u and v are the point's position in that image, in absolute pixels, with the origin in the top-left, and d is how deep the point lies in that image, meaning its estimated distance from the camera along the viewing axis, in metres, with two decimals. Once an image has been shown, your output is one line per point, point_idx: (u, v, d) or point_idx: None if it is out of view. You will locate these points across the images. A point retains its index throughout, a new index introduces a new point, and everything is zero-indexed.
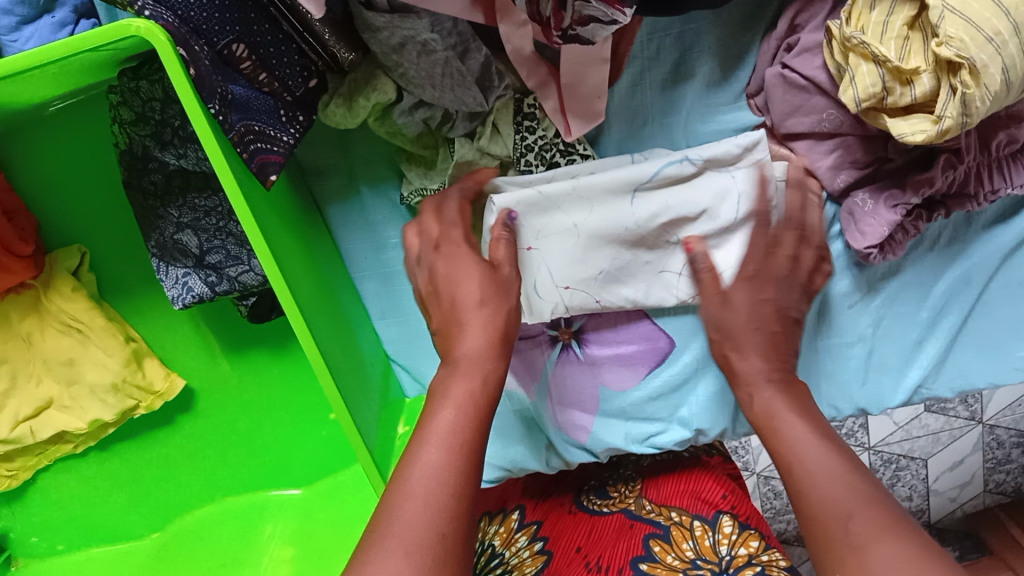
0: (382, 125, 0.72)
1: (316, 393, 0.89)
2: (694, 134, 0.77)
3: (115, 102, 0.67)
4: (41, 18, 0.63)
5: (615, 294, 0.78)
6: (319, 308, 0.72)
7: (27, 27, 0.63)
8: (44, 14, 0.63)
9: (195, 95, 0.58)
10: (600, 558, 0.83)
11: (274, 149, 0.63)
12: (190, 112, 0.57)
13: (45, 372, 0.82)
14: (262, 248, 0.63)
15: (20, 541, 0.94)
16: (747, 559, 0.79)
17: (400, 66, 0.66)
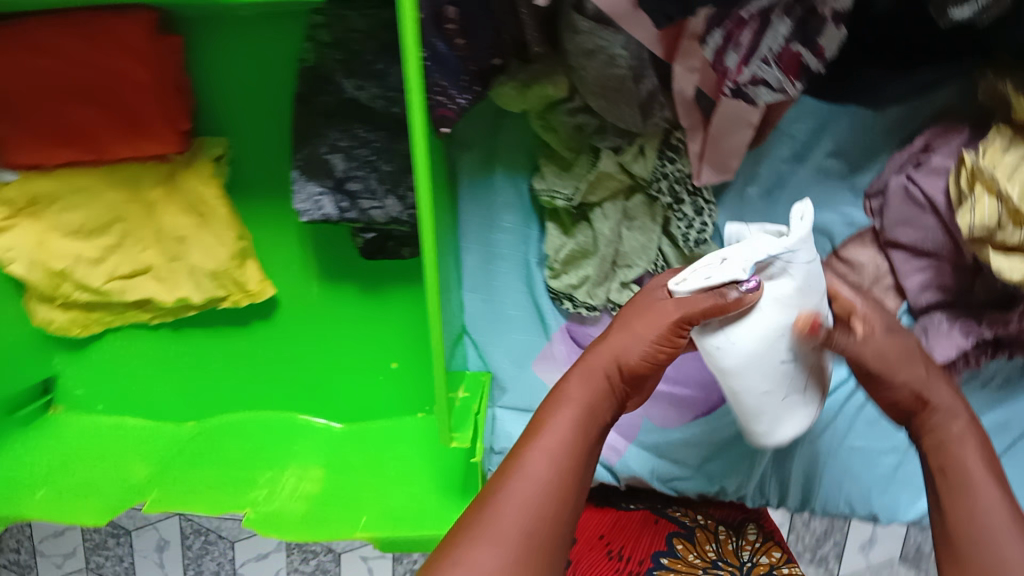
0: (540, 118, 0.78)
1: (385, 339, 0.93)
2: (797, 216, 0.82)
3: (319, 24, 0.75)
4: None
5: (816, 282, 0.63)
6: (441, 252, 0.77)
7: None
8: None
9: (415, 31, 0.63)
10: (621, 548, 0.86)
11: (449, 107, 0.71)
12: (406, 41, 0.62)
13: (154, 242, 0.89)
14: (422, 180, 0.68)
15: (65, 390, 0.98)
16: (768, 569, 0.83)
17: (583, 70, 0.72)
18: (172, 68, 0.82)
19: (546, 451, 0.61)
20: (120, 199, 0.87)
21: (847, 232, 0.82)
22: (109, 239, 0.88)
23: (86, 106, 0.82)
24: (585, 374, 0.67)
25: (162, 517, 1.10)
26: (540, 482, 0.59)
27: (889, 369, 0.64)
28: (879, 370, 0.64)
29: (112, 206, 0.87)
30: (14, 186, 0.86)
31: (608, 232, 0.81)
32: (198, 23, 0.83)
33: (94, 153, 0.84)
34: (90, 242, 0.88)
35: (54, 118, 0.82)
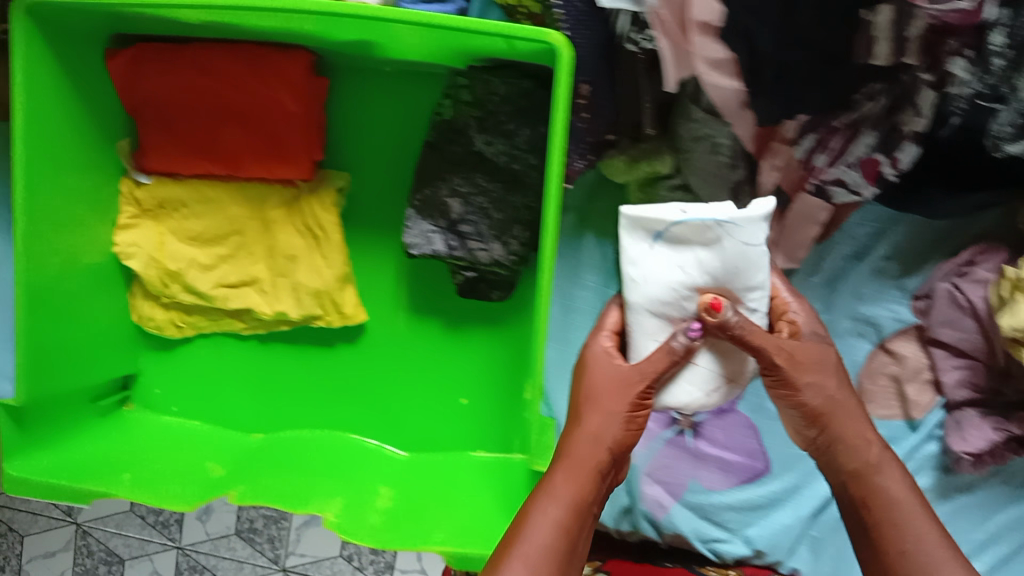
0: (640, 191, 0.89)
1: (460, 374, 1.00)
2: (850, 308, 0.93)
3: (461, 85, 0.87)
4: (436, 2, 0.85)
5: (748, 296, 0.75)
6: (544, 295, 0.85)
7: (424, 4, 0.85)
8: None
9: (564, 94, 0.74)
10: None
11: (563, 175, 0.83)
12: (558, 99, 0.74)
13: (265, 257, 0.96)
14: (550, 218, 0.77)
15: (143, 389, 1.02)
16: None
17: (689, 153, 0.83)
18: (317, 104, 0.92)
19: (526, 561, 0.67)
20: (241, 214, 0.95)
21: (895, 326, 0.92)
22: (224, 249, 0.96)
23: (233, 127, 0.92)
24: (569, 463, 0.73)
25: (160, 550, 1.26)
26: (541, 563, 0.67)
27: (796, 371, 0.72)
28: (788, 370, 0.72)
29: (234, 220, 0.95)
30: (144, 189, 0.94)
31: None
32: (345, 70, 0.94)
33: (229, 169, 0.93)
34: (205, 250, 0.96)
35: (204, 133, 0.92)
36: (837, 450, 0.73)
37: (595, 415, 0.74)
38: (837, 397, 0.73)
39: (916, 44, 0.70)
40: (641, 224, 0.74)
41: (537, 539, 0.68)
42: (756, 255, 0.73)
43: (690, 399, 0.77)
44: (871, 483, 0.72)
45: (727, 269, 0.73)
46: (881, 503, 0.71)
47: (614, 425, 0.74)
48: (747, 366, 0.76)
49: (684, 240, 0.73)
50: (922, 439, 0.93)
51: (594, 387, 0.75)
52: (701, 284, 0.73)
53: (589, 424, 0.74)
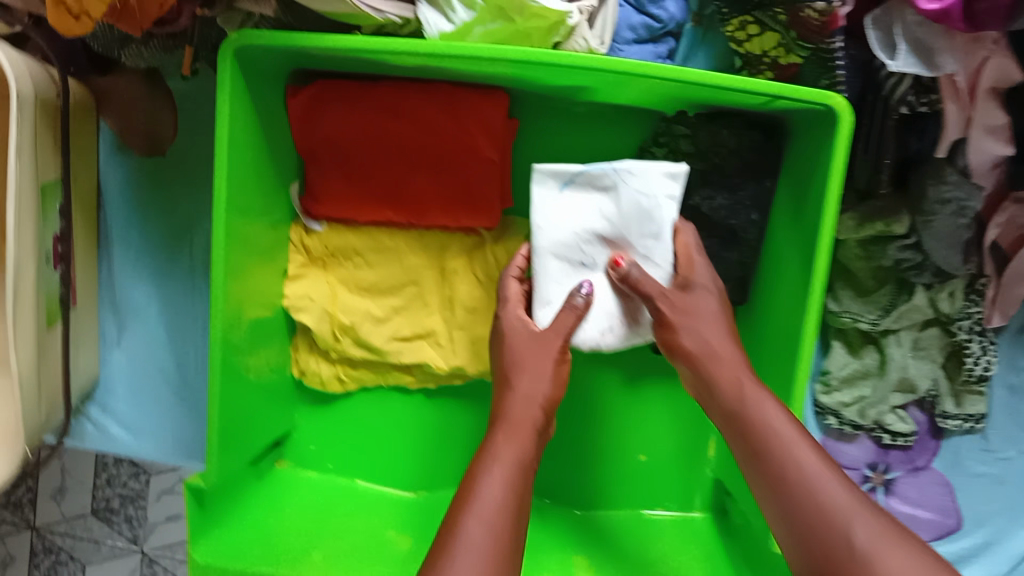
0: (862, 249, 0.83)
1: (641, 429, 0.95)
2: None
3: (680, 133, 0.82)
4: (647, 44, 0.82)
5: (643, 249, 0.74)
6: (774, 364, 0.80)
7: (635, 45, 0.81)
8: (650, 43, 0.82)
9: (841, 158, 0.69)
10: None
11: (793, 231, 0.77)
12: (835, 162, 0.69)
13: (441, 309, 0.90)
14: (811, 293, 0.72)
15: (296, 444, 0.95)
16: None
17: (932, 216, 0.78)
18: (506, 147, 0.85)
19: (479, 517, 0.60)
20: (418, 264, 0.89)
21: None
22: (397, 300, 0.89)
23: (420, 172, 0.85)
24: (509, 423, 0.68)
25: None
26: (491, 525, 0.59)
27: (678, 315, 0.71)
28: (705, 381, 0.70)
29: (411, 268, 0.88)
30: (316, 237, 0.88)
31: (899, 358, 0.86)
32: (539, 107, 0.86)
33: (409, 216, 0.87)
34: (378, 301, 0.89)
35: (387, 178, 0.85)
36: (714, 393, 0.69)
37: (534, 382, 0.71)
38: (715, 345, 0.70)
39: None
40: (545, 176, 0.74)
41: (490, 498, 0.61)
42: (639, 234, 0.74)
43: (597, 342, 0.76)
44: (760, 430, 0.65)
45: (631, 222, 0.74)
46: (765, 435, 0.65)
47: (540, 384, 0.71)
48: (645, 314, 0.76)
49: (581, 189, 0.75)
50: None
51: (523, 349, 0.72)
52: (602, 231, 0.75)
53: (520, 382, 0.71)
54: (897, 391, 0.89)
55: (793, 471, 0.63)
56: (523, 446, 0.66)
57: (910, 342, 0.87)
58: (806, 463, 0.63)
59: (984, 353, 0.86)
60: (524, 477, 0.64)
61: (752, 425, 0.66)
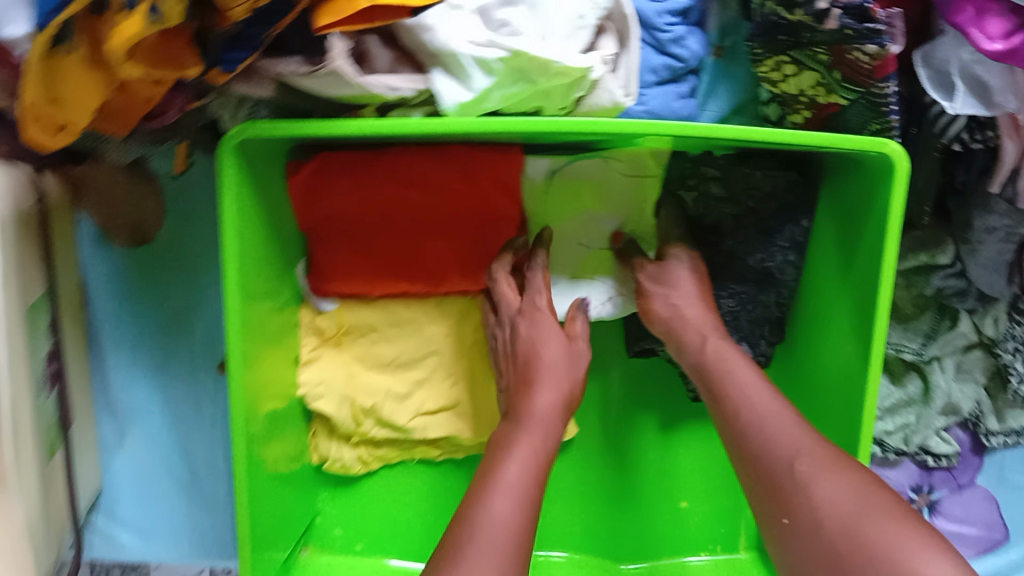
0: (902, 279, 0.80)
1: (684, 475, 0.93)
2: None
3: (711, 176, 0.78)
4: (668, 85, 0.77)
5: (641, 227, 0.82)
6: (831, 404, 0.77)
7: (654, 89, 0.76)
8: (671, 83, 0.77)
9: (899, 205, 0.65)
10: None
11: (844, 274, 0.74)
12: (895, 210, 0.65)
13: (466, 377, 0.84)
14: (874, 345, 0.69)
15: (321, 529, 0.88)
16: None
17: (977, 245, 0.75)
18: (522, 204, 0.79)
19: (506, 493, 0.61)
20: (439, 333, 0.83)
21: None
22: (418, 373, 0.83)
23: (434, 238, 0.79)
24: (527, 420, 0.69)
25: None
26: (515, 502, 0.61)
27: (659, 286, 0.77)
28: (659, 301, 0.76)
29: (430, 339, 0.83)
30: (328, 316, 0.81)
31: (943, 385, 0.84)
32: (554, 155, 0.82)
33: (427, 286, 0.80)
34: (398, 377, 0.83)
35: (403, 248, 0.80)
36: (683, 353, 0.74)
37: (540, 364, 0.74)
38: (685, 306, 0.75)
39: None
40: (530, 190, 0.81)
41: (510, 486, 0.62)
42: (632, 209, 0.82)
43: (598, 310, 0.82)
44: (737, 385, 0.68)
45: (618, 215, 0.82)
46: (727, 381, 0.69)
47: (555, 378, 0.72)
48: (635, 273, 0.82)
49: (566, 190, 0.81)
50: None
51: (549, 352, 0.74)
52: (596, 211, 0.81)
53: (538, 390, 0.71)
54: (941, 417, 0.86)
55: (751, 415, 0.66)
56: (545, 439, 0.67)
57: (952, 368, 0.84)
58: (776, 419, 0.64)
59: None
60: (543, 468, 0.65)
61: (723, 379, 0.69)
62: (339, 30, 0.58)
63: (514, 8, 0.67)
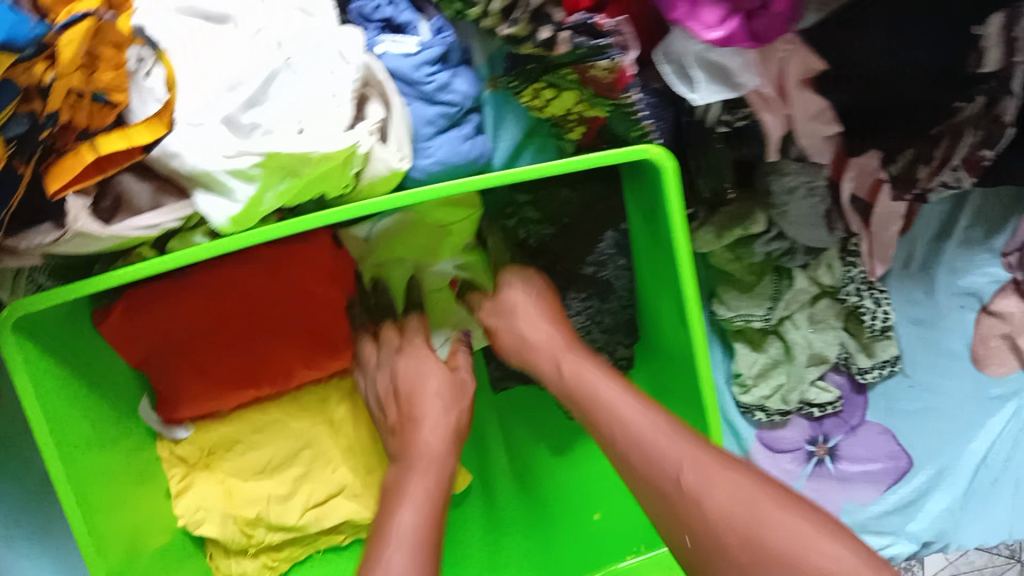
0: (730, 252, 0.82)
1: (582, 493, 0.91)
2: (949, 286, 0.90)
3: (523, 202, 0.76)
4: (450, 130, 0.77)
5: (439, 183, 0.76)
6: (681, 400, 0.77)
7: (439, 136, 0.77)
8: (453, 127, 0.77)
9: (679, 199, 0.66)
10: None
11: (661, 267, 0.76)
12: (676, 207, 0.66)
13: (344, 459, 0.84)
14: (696, 341, 0.70)
15: None
16: None
17: (785, 205, 0.77)
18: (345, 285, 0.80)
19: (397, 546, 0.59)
20: (303, 426, 0.83)
21: (991, 288, 0.90)
22: (296, 469, 0.83)
23: (269, 340, 0.79)
24: (415, 461, 0.68)
25: None
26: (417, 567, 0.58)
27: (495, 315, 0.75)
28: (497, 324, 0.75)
29: (298, 433, 0.82)
30: (187, 443, 0.80)
31: (801, 340, 0.85)
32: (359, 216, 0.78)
33: (278, 386, 0.81)
34: (277, 479, 0.82)
35: (240, 357, 0.79)
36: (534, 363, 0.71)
37: (421, 425, 0.70)
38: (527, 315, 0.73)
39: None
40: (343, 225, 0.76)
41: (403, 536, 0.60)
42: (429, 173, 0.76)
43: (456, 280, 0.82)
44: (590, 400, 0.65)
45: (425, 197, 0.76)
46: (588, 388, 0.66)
47: (453, 413, 0.72)
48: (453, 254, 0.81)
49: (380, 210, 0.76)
50: None
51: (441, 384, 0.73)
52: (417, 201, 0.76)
53: (417, 438, 0.70)
54: (812, 368, 0.87)
55: (616, 433, 0.62)
56: (436, 476, 0.67)
57: (809, 321, 0.86)
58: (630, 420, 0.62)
59: (879, 308, 0.85)
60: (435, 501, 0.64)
61: (584, 395, 0.65)
62: (74, 190, 0.61)
63: (258, 109, 0.67)
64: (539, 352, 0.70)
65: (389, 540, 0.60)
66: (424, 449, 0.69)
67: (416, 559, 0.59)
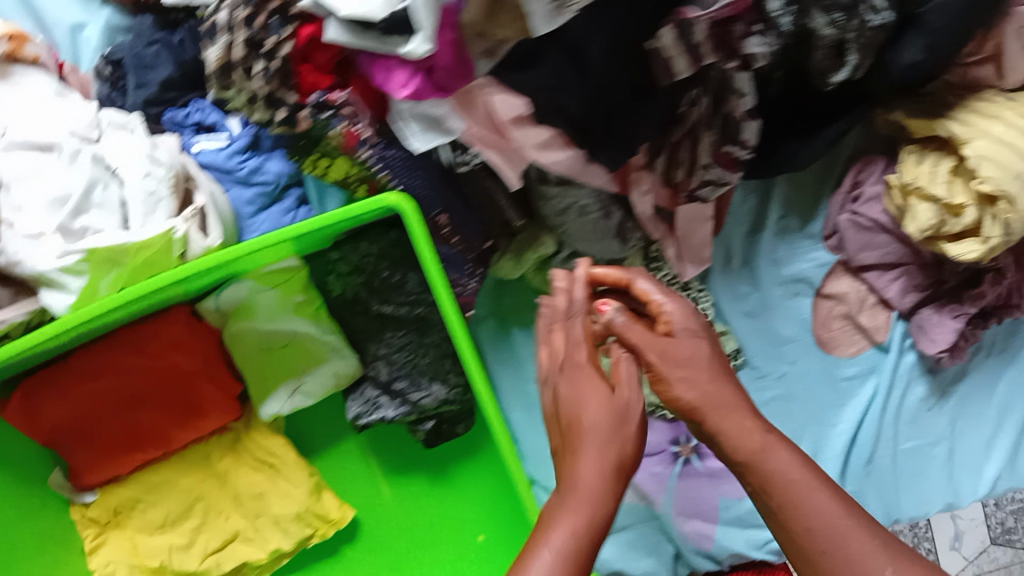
0: (538, 274, 0.90)
1: (465, 517, 0.97)
2: (775, 276, 0.94)
3: (336, 257, 0.86)
4: (272, 205, 0.89)
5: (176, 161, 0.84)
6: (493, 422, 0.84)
7: (261, 213, 0.89)
8: (275, 203, 0.89)
9: (426, 238, 0.75)
10: None
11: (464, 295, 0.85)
12: (422, 247, 0.74)
13: (233, 508, 0.95)
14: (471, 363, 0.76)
15: None
16: None
17: (563, 225, 0.84)
18: (206, 356, 0.91)
19: None
20: (192, 481, 0.94)
21: (820, 272, 0.94)
22: (193, 520, 0.94)
23: (146, 409, 0.91)
24: (579, 499, 0.54)
25: None
26: None
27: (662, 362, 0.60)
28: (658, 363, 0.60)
29: (188, 488, 0.94)
30: (95, 505, 0.93)
31: None
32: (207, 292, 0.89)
33: (162, 447, 0.92)
34: (176, 531, 0.94)
35: (124, 428, 0.91)
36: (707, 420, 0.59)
37: (574, 462, 0.57)
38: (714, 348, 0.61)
39: (709, 44, 0.71)
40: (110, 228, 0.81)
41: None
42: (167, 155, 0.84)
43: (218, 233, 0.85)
44: (760, 469, 0.57)
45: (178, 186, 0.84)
46: (767, 466, 0.57)
47: (613, 446, 0.57)
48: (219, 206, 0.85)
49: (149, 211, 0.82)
50: (898, 355, 0.94)
51: (711, 410, 0.59)
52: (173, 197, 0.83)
53: (576, 474, 0.56)
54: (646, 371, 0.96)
55: (822, 524, 0.54)
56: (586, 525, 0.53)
57: None
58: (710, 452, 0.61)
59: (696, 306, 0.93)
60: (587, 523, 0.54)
61: (767, 471, 0.57)
62: None
63: (86, 214, 0.81)
64: (730, 424, 0.58)
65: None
66: (588, 487, 0.55)
67: None
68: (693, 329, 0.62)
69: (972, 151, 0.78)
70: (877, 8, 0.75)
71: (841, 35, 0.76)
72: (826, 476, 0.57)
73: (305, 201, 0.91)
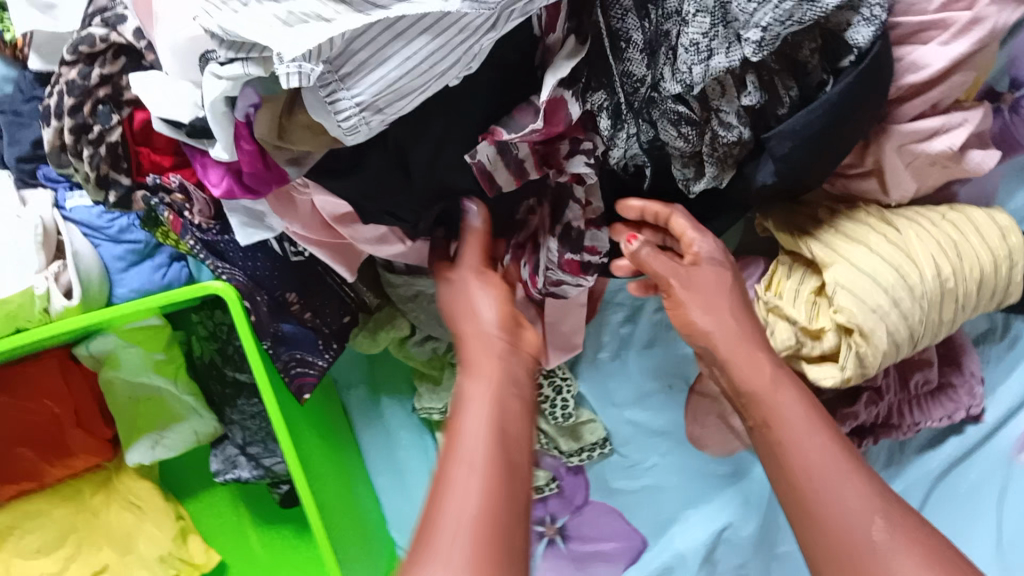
0: (399, 351, 0.88)
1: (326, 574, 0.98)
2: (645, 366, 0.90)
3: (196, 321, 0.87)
4: (144, 262, 0.88)
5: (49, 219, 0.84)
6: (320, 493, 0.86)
7: (132, 269, 0.88)
8: (146, 259, 0.88)
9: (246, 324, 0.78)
10: None
11: (310, 373, 0.81)
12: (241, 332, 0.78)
13: (105, 541, 0.98)
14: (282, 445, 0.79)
15: None
16: None
17: (414, 311, 0.83)
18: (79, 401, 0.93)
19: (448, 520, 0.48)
20: (66, 513, 0.98)
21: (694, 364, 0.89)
22: (66, 551, 0.97)
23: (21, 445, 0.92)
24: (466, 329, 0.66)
25: None
26: (475, 480, 0.51)
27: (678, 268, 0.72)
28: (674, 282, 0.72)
29: (62, 522, 0.98)
30: None
31: None
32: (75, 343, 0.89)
33: (36, 482, 0.95)
34: (48, 560, 0.96)
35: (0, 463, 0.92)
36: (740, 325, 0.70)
37: (478, 320, 0.66)
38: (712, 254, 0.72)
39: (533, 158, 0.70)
40: None
41: (475, 436, 0.54)
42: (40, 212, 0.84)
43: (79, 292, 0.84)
44: (770, 402, 0.64)
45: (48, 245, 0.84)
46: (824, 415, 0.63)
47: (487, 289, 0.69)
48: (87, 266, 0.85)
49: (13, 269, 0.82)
50: None
51: (724, 340, 0.69)
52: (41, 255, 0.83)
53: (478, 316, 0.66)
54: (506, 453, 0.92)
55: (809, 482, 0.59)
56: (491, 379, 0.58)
57: None
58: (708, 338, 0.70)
59: (562, 394, 0.89)
60: (506, 390, 0.59)
61: (773, 408, 0.63)
62: None
63: None
64: (750, 366, 0.66)
65: (461, 474, 0.51)
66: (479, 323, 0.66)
67: (485, 492, 0.50)
68: (718, 261, 0.72)
69: (830, 276, 0.73)
70: (728, 124, 0.68)
71: (694, 147, 0.69)
72: (812, 419, 0.62)
73: (179, 258, 0.90)
